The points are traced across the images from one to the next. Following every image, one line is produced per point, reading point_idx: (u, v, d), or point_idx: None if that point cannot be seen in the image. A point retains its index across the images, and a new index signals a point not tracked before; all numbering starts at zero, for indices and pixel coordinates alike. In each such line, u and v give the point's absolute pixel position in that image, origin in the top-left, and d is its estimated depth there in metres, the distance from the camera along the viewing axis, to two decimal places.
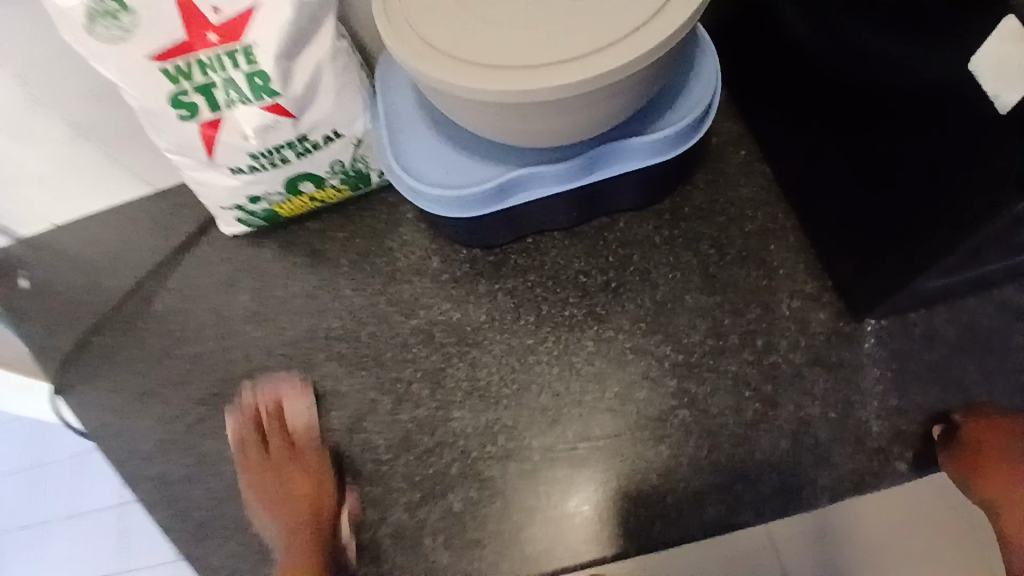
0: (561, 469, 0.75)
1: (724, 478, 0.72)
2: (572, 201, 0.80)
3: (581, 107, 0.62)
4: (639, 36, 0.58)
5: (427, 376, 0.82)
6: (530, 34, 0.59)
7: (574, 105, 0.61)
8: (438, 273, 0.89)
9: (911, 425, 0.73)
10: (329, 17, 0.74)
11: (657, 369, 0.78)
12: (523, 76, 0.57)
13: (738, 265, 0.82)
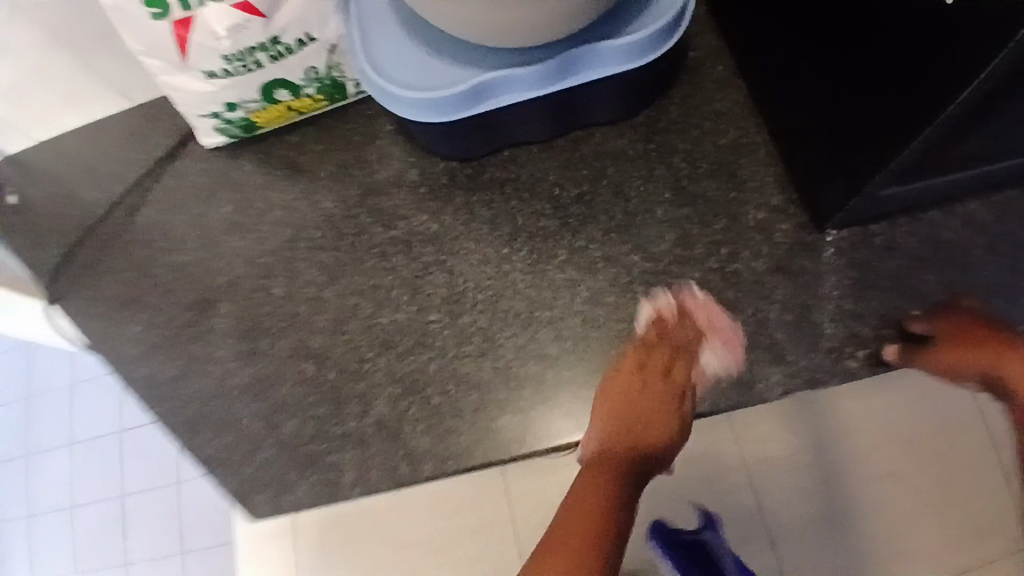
0: (532, 368, 0.80)
1: (683, 375, 0.77)
2: (547, 110, 0.81)
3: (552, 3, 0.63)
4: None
5: (406, 284, 0.85)
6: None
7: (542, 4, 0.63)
8: (417, 185, 0.90)
9: (861, 329, 0.77)
10: None
11: (626, 276, 0.81)
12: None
13: (709, 177, 0.84)
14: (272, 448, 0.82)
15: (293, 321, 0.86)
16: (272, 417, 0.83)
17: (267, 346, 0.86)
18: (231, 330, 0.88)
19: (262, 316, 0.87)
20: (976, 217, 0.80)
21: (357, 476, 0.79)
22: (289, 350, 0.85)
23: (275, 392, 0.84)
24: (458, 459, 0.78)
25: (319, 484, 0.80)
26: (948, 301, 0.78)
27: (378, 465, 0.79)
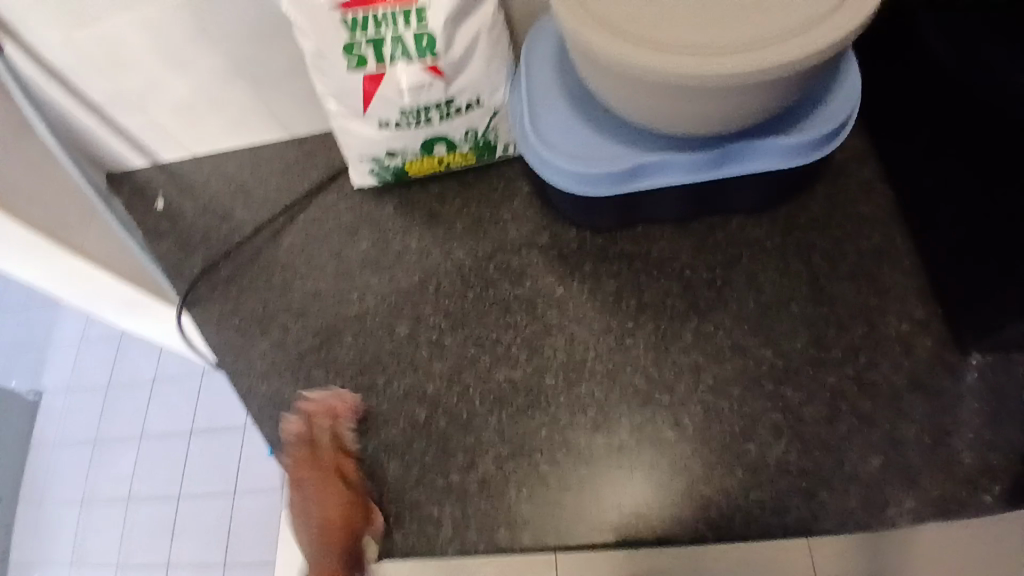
0: (645, 451, 0.77)
1: (807, 483, 0.73)
2: (692, 194, 0.83)
3: (737, 100, 0.65)
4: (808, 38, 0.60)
5: (526, 341, 0.86)
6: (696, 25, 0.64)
7: (730, 99, 0.64)
8: (546, 247, 0.92)
9: (1007, 463, 0.72)
10: None
11: (754, 369, 0.79)
12: (687, 62, 0.61)
13: (848, 281, 0.82)
14: (375, 485, 0.82)
15: (411, 363, 0.88)
16: (379, 454, 0.84)
17: (382, 383, 0.88)
18: (350, 362, 0.91)
19: (381, 353, 0.89)
20: None
21: (455, 532, 0.77)
22: (405, 389, 0.86)
23: (384, 430, 0.85)
24: (562, 531, 0.75)
25: (418, 534, 0.78)
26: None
27: (478, 524, 0.77)
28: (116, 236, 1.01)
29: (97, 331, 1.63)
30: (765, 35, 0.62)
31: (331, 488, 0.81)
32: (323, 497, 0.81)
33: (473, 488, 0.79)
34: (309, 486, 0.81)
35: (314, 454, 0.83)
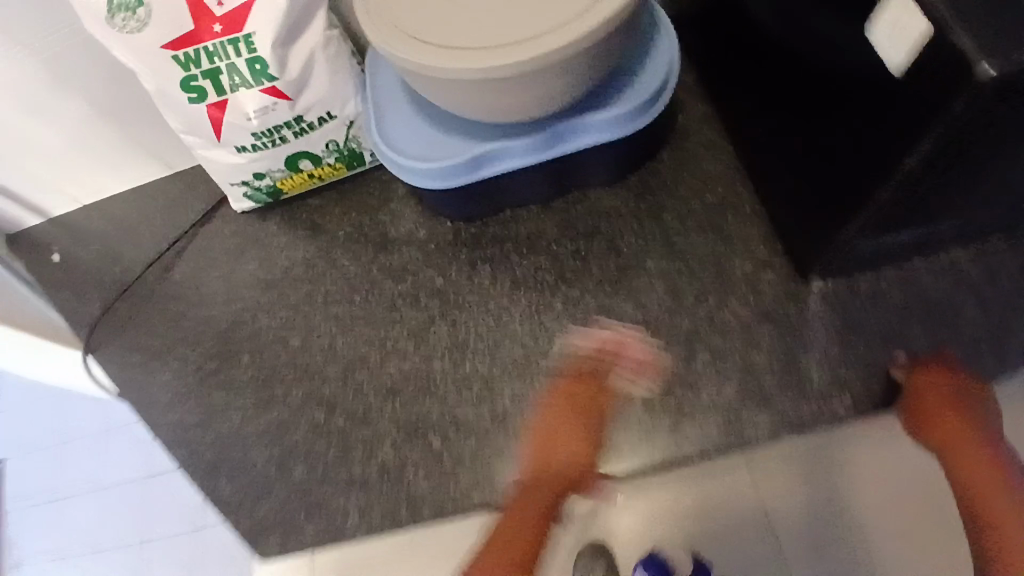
0: (528, 415, 0.82)
1: (671, 420, 0.79)
2: (542, 175, 0.88)
3: (548, 81, 0.70)
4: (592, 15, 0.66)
5: (413, 334, 0.89)
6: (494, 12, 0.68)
7: (542, 81, 0.70)
8: (424, 242, 0.95)
9: (849, 375, 0.78)
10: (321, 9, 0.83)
11: (618, 327, 0.85)
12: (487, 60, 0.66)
13: (696, 233, 0.88)
14: (284, 489, 0.86)
15: (307, 371, 0.92)
16: (286, 460, 0.88)
17: (282, 393, 0.91)
18: (251, 378, 0.94)
19: (280, 365, 0.93)
20: (959, 265, 0.81)
21: (361, 518, 0.82)
22: (303, 396, 0.90)
23: (288, 438, 0.89)
24: (457, 501, 0.80)
25: (326, 527, 0.83)
26: (945, 350, 0.77)
27: (382, 508, 0.82)
28: (35, 308, 1.05)
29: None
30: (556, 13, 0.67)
31: (577, 420, 0.80)
32: (532, 490, 0.77)
33: (373, 478, 0.83)
34: (552, 423, 0.80)
35: (577, 410, 0.81)
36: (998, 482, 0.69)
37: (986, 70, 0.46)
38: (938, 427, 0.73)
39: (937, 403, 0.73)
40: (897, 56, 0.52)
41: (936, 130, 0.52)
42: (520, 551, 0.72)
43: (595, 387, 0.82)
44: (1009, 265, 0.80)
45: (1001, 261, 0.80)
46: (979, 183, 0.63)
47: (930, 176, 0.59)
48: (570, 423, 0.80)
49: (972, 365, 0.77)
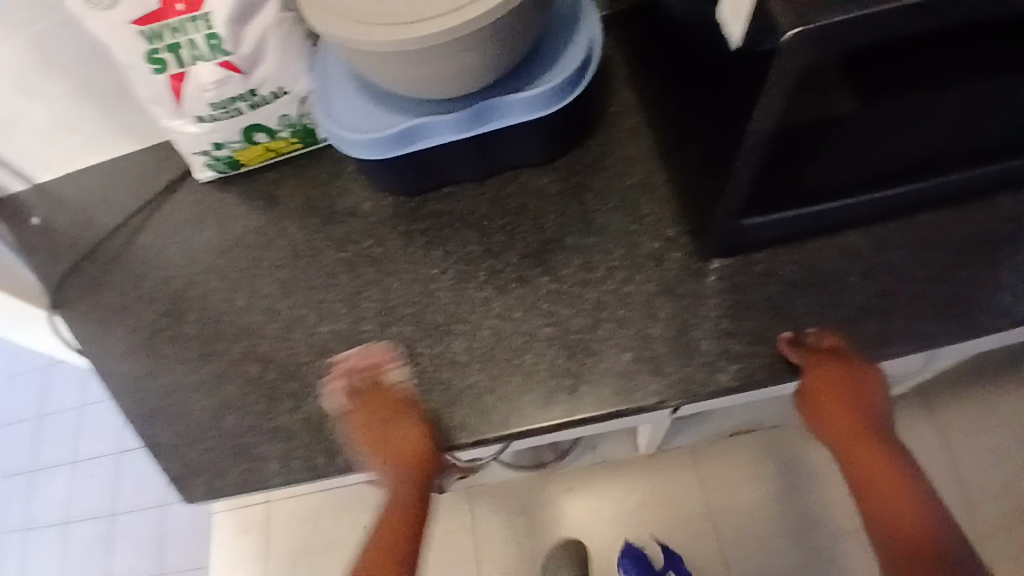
0: (443, 373, 0.87)
1: (572, 381, 0.84)
2: (475, 151, 0.94)
3: (459, 54, 0.77)
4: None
5: (346, 298, 0.95)
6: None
7: (453, 53, 0.76)
8: (366, 215, 1.02)
9: (737, 346, 0.83)
10: None
11: (532, 295, 0.90)
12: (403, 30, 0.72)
13: (613, 213, 0.94)
14: (217, 436, 0.92)
15: (247, 329, 0.98)
16: (221, 409, 0.94)
17: (224, 348, 0.98)
18: (198, 334, 1.01)
19: (225, 323, 1.00)
20: (853, 246, 0.84)
21: (281, 465, 0.87)
22: (241, 352, 0.97)
23: (225, 389, 0.95)
24: (370, 451, 0.85)
25: (249, 470, 0.89)
26: (832, 326, 0.82)
27: (300, 455, 0.87)
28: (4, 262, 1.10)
29: (92, 396, 1.83)
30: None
31: (399, 433, 0.83)
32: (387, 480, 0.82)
33: (295, 426, 0.88)
34: (364, 443, 0.84)
35: (376, 412, 0.85)
36: (895, 472, 0.74)
37: (789, 33, 0.53)
38: (833, 414, 0.79)
39: (837, 390, 0.78)
40: (735, 31, 0.59)
41: (767, 93, 0.60)
42: (402, 531, 0.79)
43: (377, 394, 0.86)
44: (903, 248, 0.83)
45: (895, 245, 0.84)
46: (823, 150, 0.72)
47: (775, 139, 0.67)
48: (383, 438, 0.83)
49: (856, 339, 0.81)
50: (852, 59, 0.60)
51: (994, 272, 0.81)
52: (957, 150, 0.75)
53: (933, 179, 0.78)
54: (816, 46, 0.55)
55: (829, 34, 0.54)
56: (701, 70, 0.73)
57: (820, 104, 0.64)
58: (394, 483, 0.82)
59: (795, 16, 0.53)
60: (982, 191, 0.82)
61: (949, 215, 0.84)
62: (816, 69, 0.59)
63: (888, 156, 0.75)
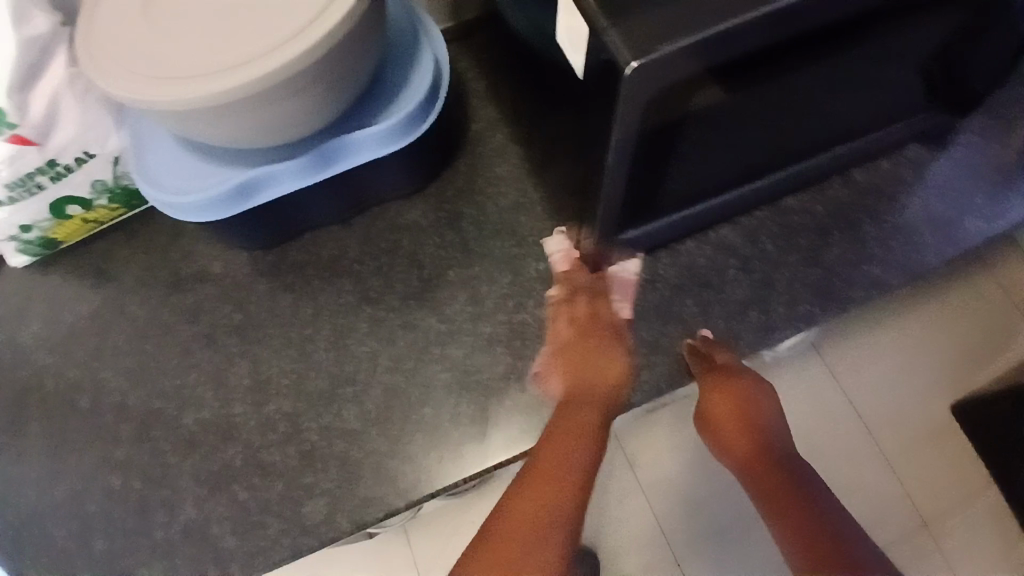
0: (336, 446, 0.78)
1: (478, 427, 0.78)
2: (331, 194, 0.83)
3: (282, 99, 0.66)
4: (312, 27, 0.62)
5: (211, 378, 0.84)
6: (214, 34, 0.63)
7: (275, 99, 0.66)
8: (219, 279, 0.89)
9: (637, 359, 0.81)
10: (63, 47, 0.74)
11: (421, 341, 0.82)
12: (206, 84, 0.61)
13: (493, 237, 0.88)
14: (84, 566, 0.79)
15: (100, 433, 0.85)
16: (84, 534, 0.81)
17: (74, 461, 0.84)
18: (39, 449, 0.85)
19: (71, 431, 0.85)
20: (727, 240, 0.85)
21: None
22: (98, 462, 0.83)
23: (85, 509, 0.82)
24: (268, 549, 0.76)
25: None
26: (722, 324, 0.81)
27: (188, 569, 0.77)
28: None
29: None
30: (279, 28, 0.63)
31: (603, 356, 0.78)
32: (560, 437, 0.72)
33: (178, 537, 0.78)
34: (557, 370, 0.79)
35: (577, 351, 0.79)
36: (792, 487, 0.71)
37: (630, 66, 0.49)
38: (731, 434, 0.78)
39: (729, 405, 0.78)
40: (578, 59, 0.57)
41: (620, 122, 0.56)
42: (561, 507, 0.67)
43: (588, 294, 0.82)
44: (772, 235, 0.85)
45: (765, 233, 0.85)
46: (687, 156, 0.69)
47: (638, 160, 0.63)
48: (586, 353, 0.78)
49: (743, 332, 0.81)
50: (708, 82, 0.56)
51: (858, 244, 0.84)
52: (802, 137, 0.77)
53: (782, 170, 0.81)
54: (658, 76, 0.51)
55: (670, 63, 0.50)
56: (556, 88, 0.68)
57: (677, 126, 0.61)
58: (555, 434, 0.73)
59: (633, 44, 0.49)
60: (832, 170, 0.85)
61: (811, 195, 0.87)
62: (667, 98, 0.55)
63: (746, 150, 0.74)
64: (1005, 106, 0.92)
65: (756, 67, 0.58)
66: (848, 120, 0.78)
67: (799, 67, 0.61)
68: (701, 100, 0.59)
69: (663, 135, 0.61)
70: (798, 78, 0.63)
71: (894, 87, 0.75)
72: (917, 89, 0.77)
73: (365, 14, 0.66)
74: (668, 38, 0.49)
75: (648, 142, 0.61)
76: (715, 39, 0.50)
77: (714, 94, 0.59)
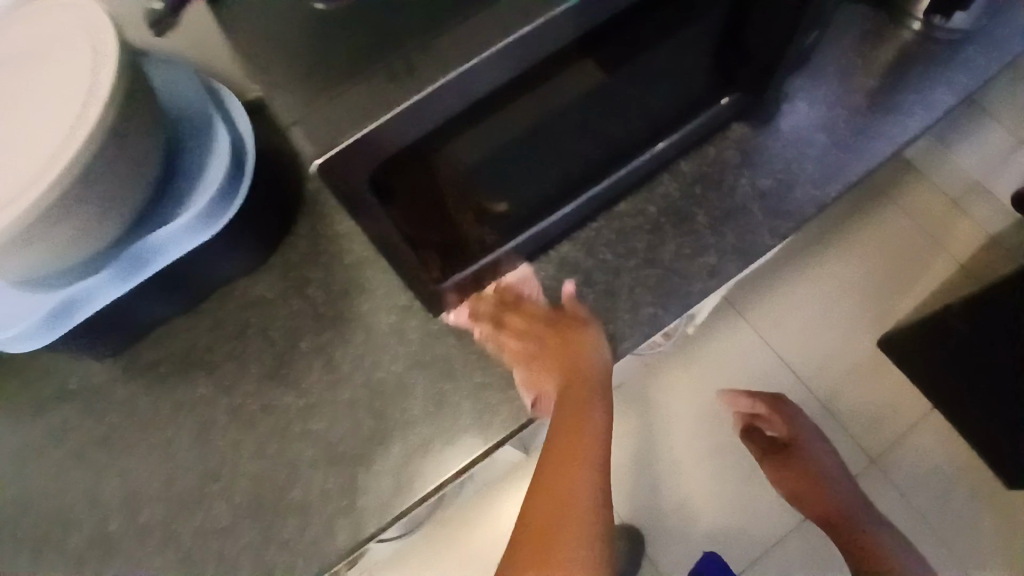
0: (214, 543, 0.78)
1: (346, 500, 0.77)
2: (159, 291, 0.81)
3: (58, 226, 0.63)
4: (65, 152, 0.60)
5: (79, 497, 0.82)
6: None
7: (54, 227, 0.63)
8: (75, 393, 0.86)
9: (496, 396, 0.80)
10: None
11: (282, 419, 0.81)
12: None
13: (342, 298, 0.87)
14: None
15: None
16: None
17: None
18: None
19: None
20: (568, 258, 0.86)
21: None
22: None
23: None
24: None
25: None
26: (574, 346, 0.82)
27: None
28: None
29: None
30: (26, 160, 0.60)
31: (575, 340, 0.78)
32: (575, 432, 0.69)
33: None
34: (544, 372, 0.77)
35: (547, 356, 0.78)
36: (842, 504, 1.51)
37: (315, 163, 0.47)
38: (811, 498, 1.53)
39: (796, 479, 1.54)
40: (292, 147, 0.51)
41: (356, 202, 0.53)
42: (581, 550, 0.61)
43: (518, 312, 0.82)
44: (609, 245, 0.86)
45: (601, 244, 0.86)
46: (474, 190, 0.68)
47: (408, 215, 0.61)
48: (560, 350, 0.78)
49: None
50: (435, 138, 0.56)
51: (693, 239, 0.85)
52: (604, 151, 0.78)
53: (601, 179, 0.81)
54: (370, 154, 0.50)
55: (369, 145, 0.49)
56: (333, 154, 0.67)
57: (432, 180, 0.61)
58: (570, 428, 0.69)
59: (322, 135, 0.48)
60: (654, 168, 0.86)
61: (641, 197, 0.88)
62: (398, 165, 0.55)
63: (547, 168, 0.74)
64: (820, 70, 0.95)
65: (487, 112, 0.58)
66: (648, 121, 0.79)
67: (541, 89, 0.61)
68: (445, 152, 0.59)
69: (422, 182, 0.60)
70: (550, 93, 0.63)
71: (678, 85, 0.76)
72: (706, 75, 0.78)
73: (120, 119, 0.64)
74: (359, 120, 0.49)
75: (404, 193, 0.59)
76: (407, 106, 0.49)
77: (457, 144, 0.59)
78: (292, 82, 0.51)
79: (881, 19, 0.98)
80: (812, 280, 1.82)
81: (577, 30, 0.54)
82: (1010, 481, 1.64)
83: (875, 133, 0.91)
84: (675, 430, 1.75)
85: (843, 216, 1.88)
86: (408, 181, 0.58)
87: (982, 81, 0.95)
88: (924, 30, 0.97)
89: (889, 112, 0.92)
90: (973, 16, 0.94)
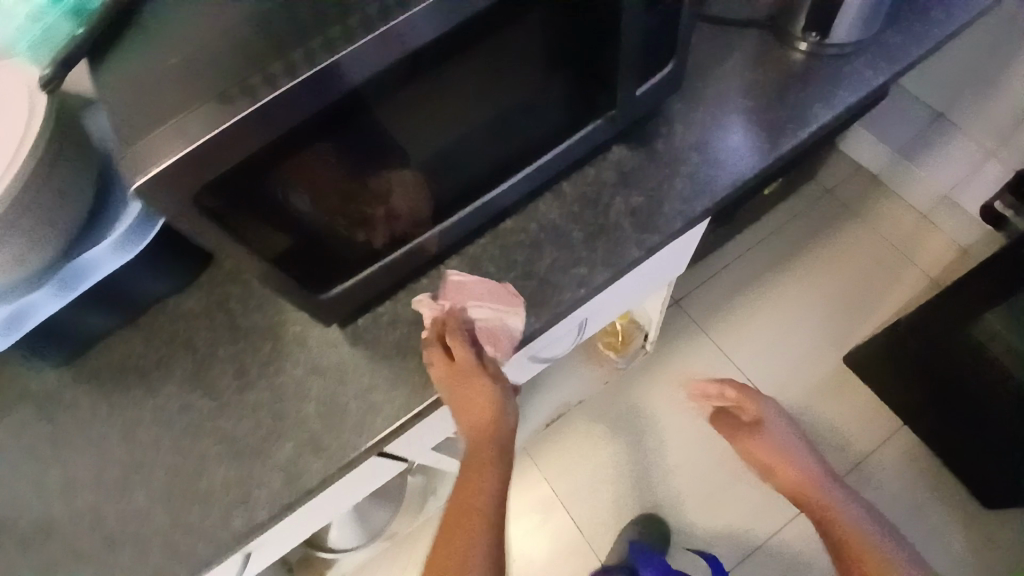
0: (129, 527, 0.87)
1: (242, 491, 0.86)
2: (95, 306, 0.93)
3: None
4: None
5: (20, 487, 0.92)
6: None
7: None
8: (27, 395, 0.98)
9: (380, 398, 0.89)
10: None
11: (197, 418, 0.92)
12: None
13: (257, 311, 0.98)
14: None
15: None
16: None
17: None
18: None
19: None
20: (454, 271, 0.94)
21: None
22: None
23: None
24: None
25: None
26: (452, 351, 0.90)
27: None
28: None
29: None
30: None
31: (485, 388, 0.83)
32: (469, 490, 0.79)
33: None
34: (454, 411, 0.83)
35: (462, 400, 0.82)
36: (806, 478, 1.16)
37: (139, 181, 0.57)
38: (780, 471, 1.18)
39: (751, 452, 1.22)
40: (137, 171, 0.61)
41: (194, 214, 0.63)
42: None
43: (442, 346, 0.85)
44: (492, 259, 0.94)
45: (484, 259, 0.94)
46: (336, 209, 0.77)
47: (260, 228, 0.71)
48: (469, 391, 0.83)
49: None
50: (273, 164, 0.66)
51: (566, 253, 0.93)
52: (473, 173, 0.87)
53: (476, 198, 0.89)
54: (190, 177, 0.60)
55: (184, 171, 0.59)
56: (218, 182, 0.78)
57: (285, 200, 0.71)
58: (475, 478, 0.80)
59: (148, 161, 0.58)
60: (532, 187, 0.94)
61: (523, 216, 0.96)
62: (231, 186, 0.64)
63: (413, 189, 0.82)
64: (704, 92, 1.00)
65: (323, 140, 0.68)
66: (514, 147, 0.87)
67: (373, 120, 0.70)
68: (287, 178, 0.68)
69: (273, 202, 0.69)
70: (386, 122, 0.71)
71: (534, 112, 0.84)
72: (565, 103, 0.86)
73: (45, 158, 0.76)
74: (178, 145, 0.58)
75: (250, 210, 0.68)
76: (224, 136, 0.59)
77: (301, 169, 0.69)
78: (136, 116, 0.61)
79: (766, 41, 1.03)
80: (771, 298, 1.87)
81: (383, 69, 0.63)
82: (982, 500, 1.58)
83: (751, 149, 0.96)
84: (637, 446, 1.77)
85: (800, 234, 1.93)
86: (254, 202, 0.68)
87: (868, 93, 0.99)
88: (811, 49, 1.01)
89: (766, 130, 0.97)
90: (854, 30, 0.97)
